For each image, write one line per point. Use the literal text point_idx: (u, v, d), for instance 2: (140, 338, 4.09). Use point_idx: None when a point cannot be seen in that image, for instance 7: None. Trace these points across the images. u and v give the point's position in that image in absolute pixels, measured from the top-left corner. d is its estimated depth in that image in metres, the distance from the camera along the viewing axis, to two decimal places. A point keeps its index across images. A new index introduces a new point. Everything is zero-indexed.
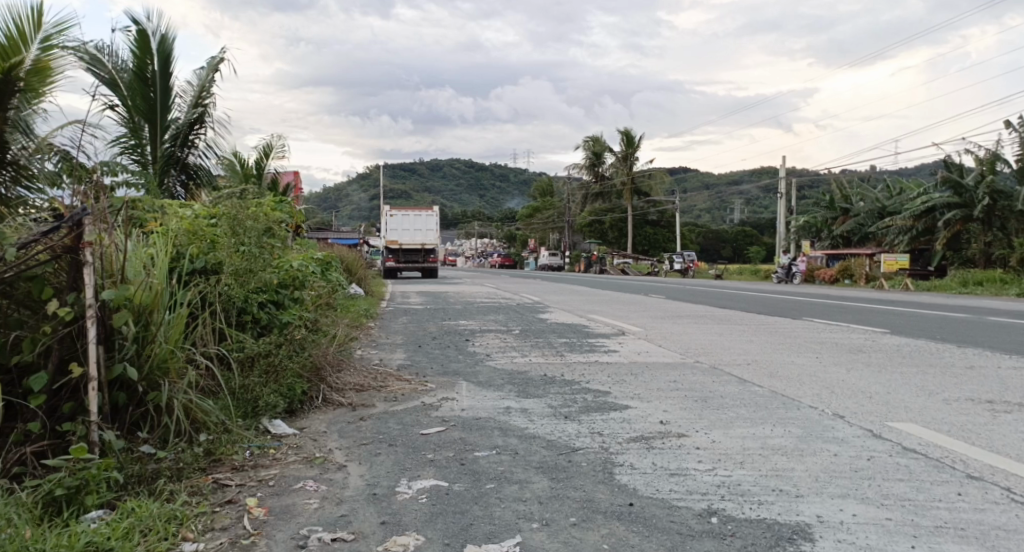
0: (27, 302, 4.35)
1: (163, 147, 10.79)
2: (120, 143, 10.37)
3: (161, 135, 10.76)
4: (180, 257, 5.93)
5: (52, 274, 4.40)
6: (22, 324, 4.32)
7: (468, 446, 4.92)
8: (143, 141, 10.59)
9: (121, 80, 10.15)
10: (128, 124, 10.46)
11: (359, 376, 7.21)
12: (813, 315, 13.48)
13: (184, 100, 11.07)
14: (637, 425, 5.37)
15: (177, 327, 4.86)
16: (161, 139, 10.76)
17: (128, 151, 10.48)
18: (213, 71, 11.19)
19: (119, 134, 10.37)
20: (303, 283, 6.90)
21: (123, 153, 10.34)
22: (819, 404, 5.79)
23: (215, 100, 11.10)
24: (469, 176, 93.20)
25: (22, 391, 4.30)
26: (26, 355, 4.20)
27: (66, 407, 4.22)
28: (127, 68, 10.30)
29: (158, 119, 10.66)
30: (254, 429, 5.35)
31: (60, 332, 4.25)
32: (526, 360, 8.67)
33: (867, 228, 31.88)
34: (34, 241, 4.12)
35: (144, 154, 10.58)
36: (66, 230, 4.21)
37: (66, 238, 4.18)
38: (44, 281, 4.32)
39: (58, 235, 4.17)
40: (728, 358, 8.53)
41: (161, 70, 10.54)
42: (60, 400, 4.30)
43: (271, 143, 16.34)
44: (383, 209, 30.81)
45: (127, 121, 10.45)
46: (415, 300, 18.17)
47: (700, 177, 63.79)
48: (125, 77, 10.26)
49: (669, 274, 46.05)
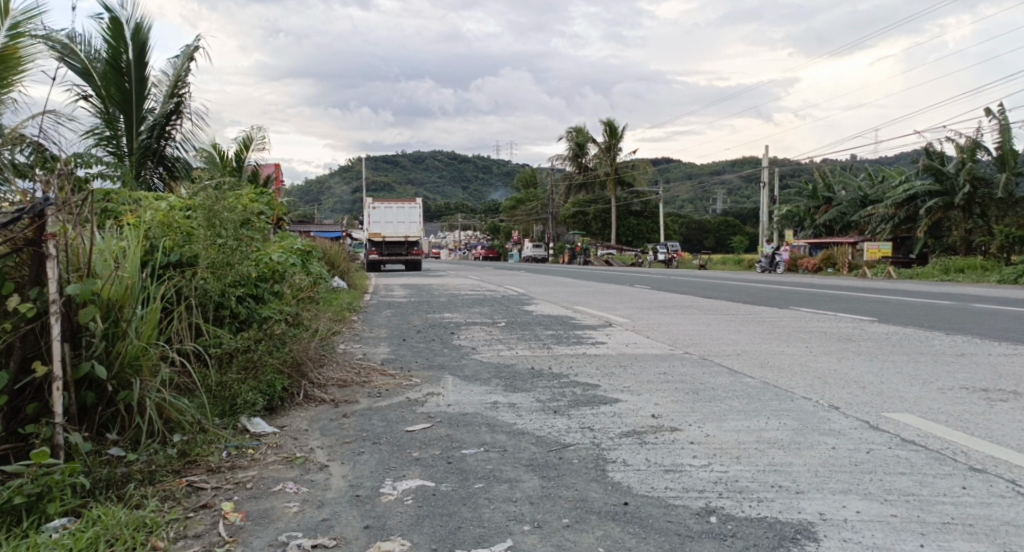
0: None
1: (140, 139, 10.47)
2: (95, 133, 10.11)
3: (137, 126, 10.48)
4: (153, 250, 5.72)
5: (13, 268, 4.14)
6: None
7: (455, 444, 4.75)
8: (119, 132, 10.35)
9: (93, 69, 9.90)
10: (103, 115, 10.23)
11: (341, 371, 7.03)
12: (799, 304, 13.41)
13: (160, 91, 10.70)
14: (627, 419, 5.23)
15: (149, 323, 4.63)
16: (137, 130, 10.46)
17: (103, 143, 10.21)
18: (189, 60, 10.77)
19: (94, 124, 10.12)
20: (283, 276, 6.69)
21: (98, 144, 10.05)
22: (813, 396, 5.67)
23: (191, 90, 10.69)
24: (452, 168, 92.84)
25: None
26: None
27: (29, 408, 3.99)
28: (101, 58, 10.04)
29: (134, 110, 10.39)
30: (231, 428, 5.16)
31: (22, 329, 3.99)
32: (513, 352, 8.50)
33: (850, 216, 31.97)
34: None
35: (120, 145, 10.32)
36: (27, 221, 3.96)
37: (28, 229, 3.92)
38: (4, 275, 4.06)
39: (19, 226, 3.91)
40: (717, 349, 8.42)
41: (136, 59, 10.25)
42: (22, 400, 4.07)
43: (252, 135, 16.04)
44: (365, 202, 30.54)
45: (101, 112, 10.21)
46: (399, 293, 17.96)
47: (683, 167, 63.85)
48: (98, 67, 10.00)
49: (652, 264, 46.05)
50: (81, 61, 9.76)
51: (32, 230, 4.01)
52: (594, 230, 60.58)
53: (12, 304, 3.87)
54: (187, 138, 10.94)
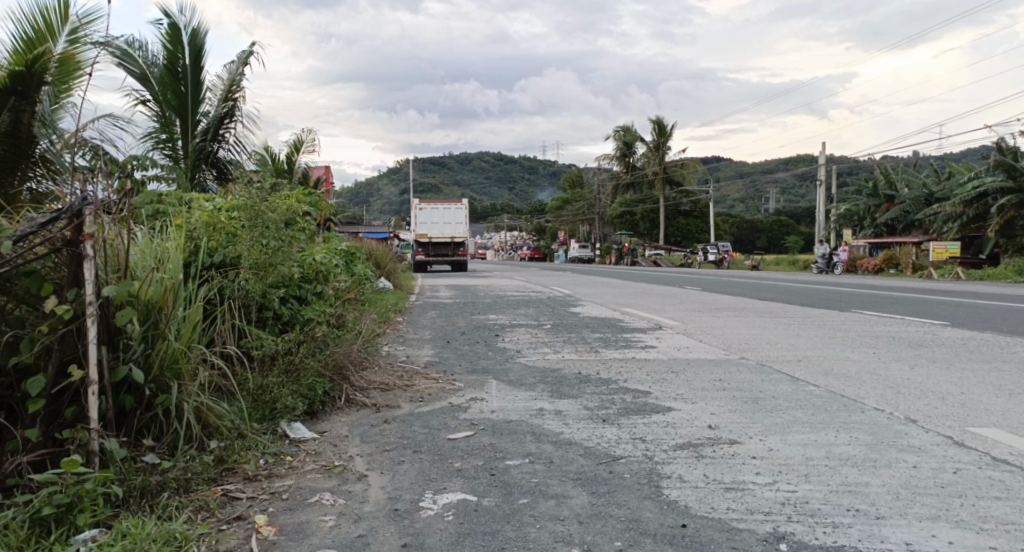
0: (27, 298, 3.95)
1: (194, 142, 10.46)
2: (152, 137, 10.14)
3: (192, 130, 10.46)
4: (197, 251, 5.59)
5: (51, 269, 4.03)
6: (23, 323, 3.93)
7: (499, 454, 4.50)
8: (175, 135, 10.33)
9: (151, 75, 9.92)
10: (160, 119, 10.20)
11: (384, 374, 6.85)
12: (862, 307, 12.90)
13: (215, 94, 10.71)
14: (682, 430, 4.93)
15: (189, 326, 4.50)
16: (191, 134, 10.42)
17: (161, 146, 10.20)
18: (244, 64, 10.75)
19: (151, 128, 10.13)
20: (326, 277, 6.52)
21: (155, 148, 10.03)
22: (885, 407, 5.30)
23: (245, 94, 10.67)
24: (498, 169, 92.97)
25: (21, 395, 3.93)
26: (25, 356, 3.82)
27: (67, 412, 3.86)
28: (158, 62, 10.05)
29: (189, 114, 10.35)
30: (270, 434, 4.99)
31: (59, 331, 3.86)
32: (560, 356, 8.22)
33: (912, 216, 30.88)
34: (31, 234, 3.75)
35: (176, 148, 10.34)
36: (65, 221, 3.84)
37: (65, 228, 3.81)
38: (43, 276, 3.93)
39: (56, 225, 3.79)
40: (776, 354, 8.02)
41: (192, 64, 10.22)
42: (60, 404, 3.95)
43: (301, 138, 16.05)
44: (413, 203, 30.58)
45: (158, 116, 10.18)
46: (445, 294, 17.83)
47: (734, 166, 62.82)
48: (155, 71, 10.01)
49: (703, 265, 45.19)
50: (139, 67, 9.77)
51: (69, 229, 3.89)
52: (642, 230, 59.91)
53: (49, 306, 3.76)
54: (239, 141, 10.92)
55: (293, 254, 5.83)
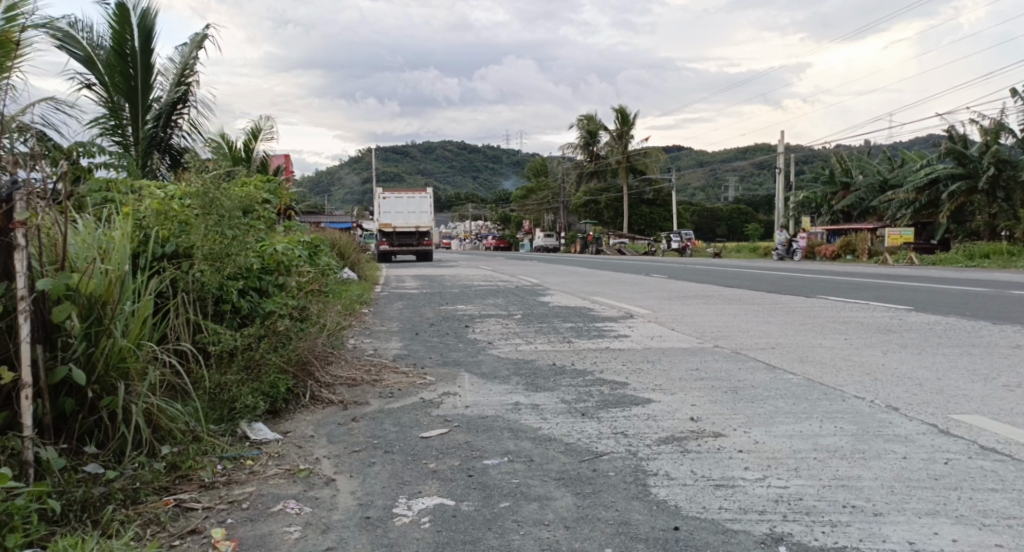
0: None
1: (145, 128, 10.00)
2: (99, 123, 9.63)
3: (143, 115, 10.00)
4: (147, 242, 5.27)
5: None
6: None
7: (476, 453, 4.28)
8: (124, 121, 9.86)
9: (97, 58, 9.55)
10: (108, 104, 9.76)
11: (350, 369, 6.58)
12: (828, 292, 12.91)
13: (167, 79, 10.26)
14: (663, 422, 4.76)
15: (137, 321, 4.20)
16: (142, 120, 9.97)
17: (108, 133, 9.73)
18: (197, 47, 10.32)
19: (98, 114, 9.64)
20: (288, 268, 6.24)
21: (103, 134, 9.58)
22: (866, 394, 5.19)
23: (199, 78, 10.23)
24: (462, 158, 92.49)
25: None
26: None
27: None
28: (105, 45, 9.63)
29: (139, 99, 9.91)
30: (229, 436, 4.71)
31: None
32: (532, 347, 8.01)
33: (868, 202, 31.28)
34: None
35: (125, 135, 9.86)
36: None
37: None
38: None
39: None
40: (750, 342, 7.91)
41: (142, 47, 9.77)
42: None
43: (259, 125, 15.59)
44: (375, 192, 30.17)
45: (106, 101, 9.75)
46: (411, 284, 17.55)
47: (695, 155, 63.18)
48: (102, 54, 9.59)
49: (665, 253, 45.40)
50: (82, 49, 9.36)
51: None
52: (607, 219, 60.07)
53: None
54: (194, 127, 10.47)
55: (249, 244, 5.53)
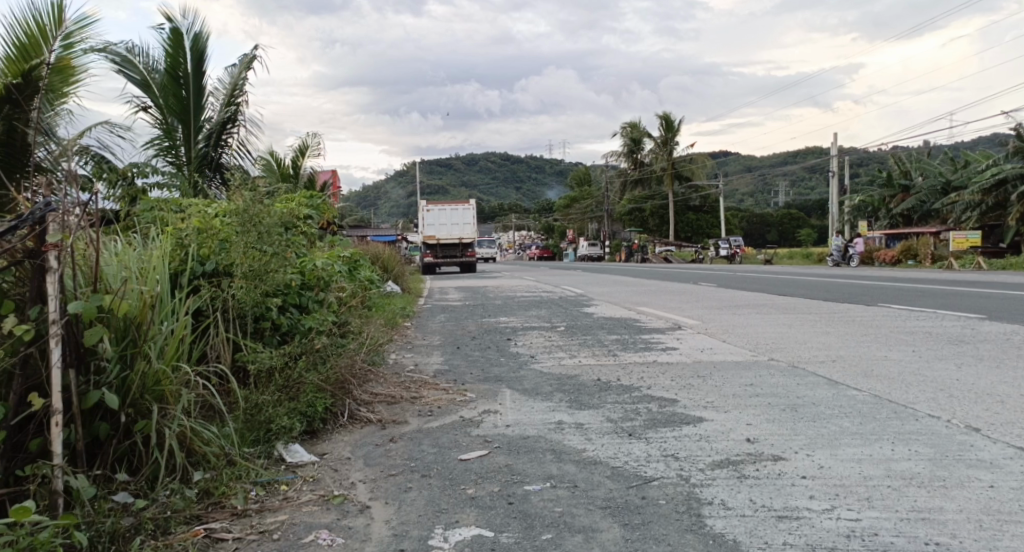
0: None
1: (197, 148, 10.01)
2: (154, 144, 9.69)
3: (195, 136, 10.01)
4: (187, 261, 5.18)
5: (13, 284, 3.59)
6: None
7: (516, 478, 4.04)
8: (177, 142, 9.89)
9: (153, 81, 9.58)
10: (162, 125, 9.79)
11: (390, 386, 6.39)
12: (890, 300, 12.34)
13: (218, 100, 10.26)
14: (718, 445, 4.47)
15: (174, 342, 4.07)
16: (194, 140, 9.98)
17: (162, 154, 9.78)
18: (246, 68, 10.34)
19: (152, 135, 9.70)
20: (328, 283, 6.14)
21: (157, 155, 9.61)
22: (941, 413, 4.86)
23: (248, 98, 10.16)
24: (505, 169, 92.58)
25: None
26: None
27: (32, 445, 3.45)
28: (160, 69, 9.70)
29: (192, 120, 9.94)
30: (265, 458, 4.50)
31: (21, 353, 3.42)
32: (576, 361, 7.72)
33: (931, 205, 30.21)
34: None
35: (179, 156, 9.86)
36: (26, 229, 3.38)
37: (26, 237, 3.35)
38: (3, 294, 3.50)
39: (16, 234, 3.33)
40: (807, 354, 7.53)
41: (194, 69, 9.83)
42: (24, 436, 3.53)
43: (306, 142, 15.64)
44: (420, 205, 30.19)
45: (160, 122, 9.78)
46: (454, 296, 17.39)
47: (743, 161, 62.14)
48: (157, 78, 9.66)
49: (714, 261, 44.60)
50: (139, 73, 9.41)
51: (31, 238, 3.44)
52: (653, 227, 59.35)
53: (7, 327, 3.32)
54: (243, 146, 10.44)
55: (288, 261, 5.42)
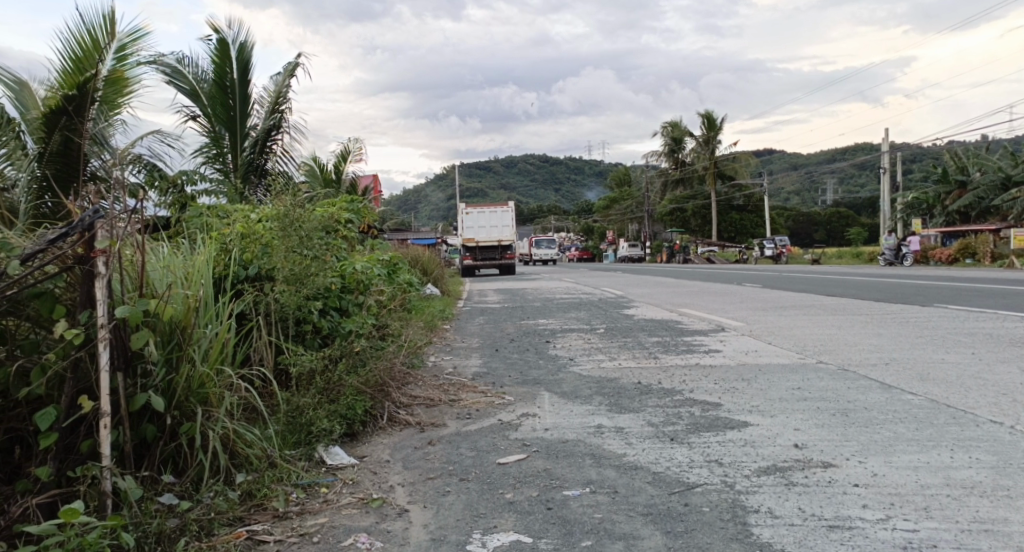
0: (39, 322, 3.53)
1: (243, 155, 10.10)
2: (202, 152, 9.84)
3: (241, 143, 10.11)
4: (230, 265, 5.19)
5: (64, 289, 3.55)
6: (39, 347, 3.52)
7: (555, 483, 3.95)
8: (225, 149, 9.96)
9: (201, 91, 9.80)
10: (209, 134, 9.90)
11: (428, 389, 6.34)
12: (944, 300, 12.01)
13: (262, 108, 10.38)
14: (764, 450, 4.34)
15: (218, 345, 4.06)
16: (241, 147, 10.06)
17: (211, 161, 9.90)
18: (289, 75, 10.45)
19: (201, 144, 9.84)
20: (367, 286, 6.12)
21: (205, 163, 9.73)
22: (1003, 419, 4.76)
23: (292, 106, 10.37)
24: (544, 171, 92.45)
25: (36, 428, 3.52)
26: (36, 386, 3.41)
27: (83, 447, 3.46)
28: (208, 78, 9.87)
29: (238, 127, 10.03)
30: (306, 461, 4.46)
31: (71, 357, 3.41)
32: (616, 364, 7.61)
33: (991, 201, 29.30)
34: (40, 253, 3.25)
35: (226, 163, 9.96)
36: (76, 235, 3.35)
37: (76, 244, 3.32)
38: (54, 298, 3.47)
39: (66, 240, 3.31)
40: (858, 357, 7.31)
41: (240, 78, 9.93)
42: (76, 438, 3.54)
43: (347, 146, 15.74)
44: (460, 207, 30.24)
45: (208, 131, 9.91)
46: (493, 298, 17.36)
47: (786, 159, 61.14)
48: (205, 87, 9.83)
49: (758, 261, 43.86)
50: (188, 83, 9.65)
51: (81, 245, 3.41)
52: (695, 227, 58.68)
53: (58, 331, 3.30)
54: (287, 153, 10.54)
55: (328, 264, 5.41)
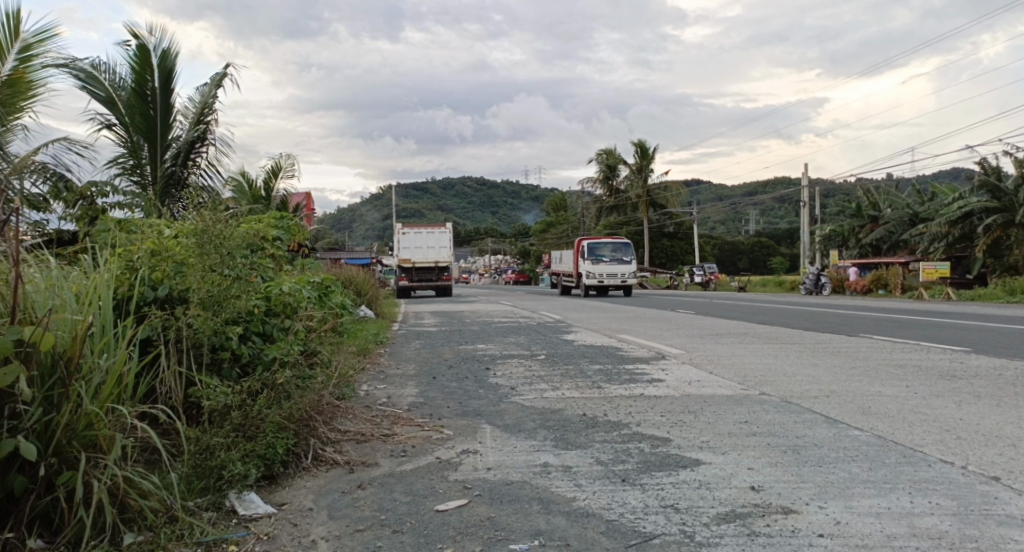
0: None
1: (164, 167, 9.50)
2: (118, 163, 9.23)
3: (162, 155, 9.53)
4: (137, 286, 4.73)
5: None
6: None
7: (500, 534, 3.61)
8: (142, 161, 9.43)
9: (118, 99, 9.18)
10: (126, 144, 9.33)
11: (359, 422, 5.92)
12: (870, 330, 12.16)
13: (186, 119, 9.80)
14: (722, 494, 4.08)
15: (111, 381, 3.57)
16: (161, 158, 9.49)
17: (127, 173, 9.31)
18: (217, 86, 9.89)
19: (116, 154, 9.26)
20: (295, 309, 5.69)
21: (120, 175, 9.14)
22: (953, 458, 4.63)
23: (218, 118, 9.78)
24: (481, 193, 92.53)
25: None
26: None
27: None
28: (126, 86, 9.27)
29: (158, 138, 9.44)
30: (213, 511, 3.99)
31: None
32: (559, 394, 7.29)
33: (899, 235, 30.37)
34: None
35: (144, 175, 9.42)
36: None
37: None
38: None
39: None
40: (799, 389, 7.16)
41: (162, 87, 9.36)
42: None
43: (280, 162, 15.17)
44: (395, 228, 29.70)
45: (125, 141, 9.31)
46: (429, 321, 16.90)
47: (715, 189, 62.57)
48: (123, 95, 9.22)
49: (689, 287, 44.52)
50: (104, 90, 9.05)
51: None
52: None
53: None
54: (213, 166, 9.98)
55: (250, 286, 4.99)
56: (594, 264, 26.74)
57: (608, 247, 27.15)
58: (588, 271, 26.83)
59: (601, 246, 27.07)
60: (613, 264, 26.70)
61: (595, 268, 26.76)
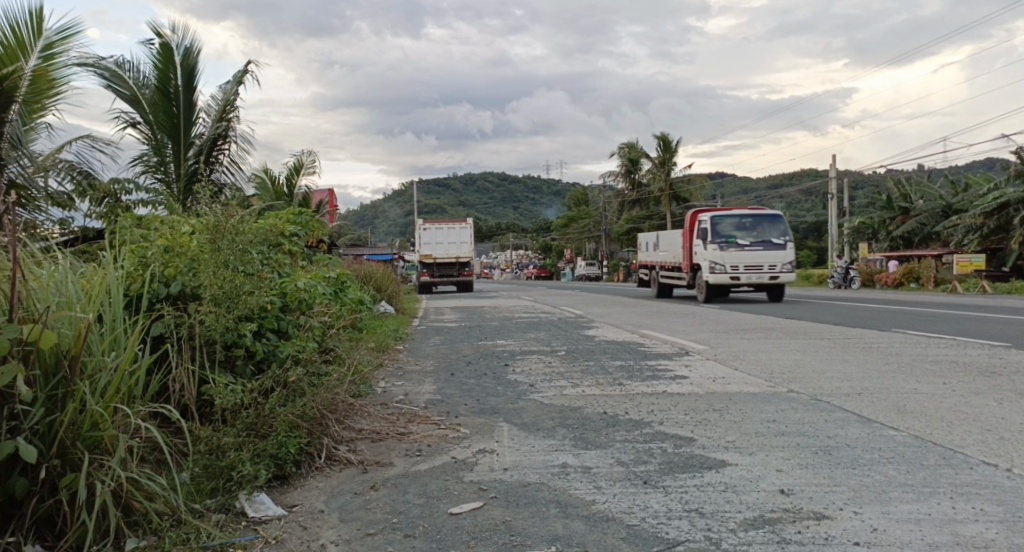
0: None
1: (188, 164, 9.44)
2: (142, 161, 9.18)
3: (185, 151, 9.43)
4: (149, 283, 4.61)
5: None
6: None
7: (516, 540, 3.44)
8: (167, 158, 9.37)
9: (143, 97, 9.10)
10: (150, 142, 9.27)
11: (375, 420, 5.78)
12: (902, 325, 11.82)
13: (208, 117, 9.74)
14: (751, 498, 3.88)
15: (117, 380, 3.44)
16: (185, 156, 9.42)
17: (151, 170, 9.27)
18: (239, 83, 9.83)
19: (141, 152, 9.21)
20: (310, 305, 5.56)
21: (144, 172, 9.13)
22: (995, 460, 4.40)
23: (240, 115, 9.74)
24: (503, 189, 92.35)
25: None
26: None
27: None
28: (150, 84, 9.23)
29: (182, 136, 9.37)
30: (222, 514, 3.86)
31: None
32: (579, 392, 7.11)
33: (930, 228, 29.72)
34: None
35: (168, 173, 9.37)
36: None
37: None
38: None
39: None
40: (829, 386, 6.92)
41: (185, 85, 9.30)
42: None
43: (301, 158, 15.12)
44: (417, 224, 29.60)
45: (150, 139, 9.26)
46: (449, 317, 16.79)
47: (740, 182, 61.87)
48: (147, 93, 9.16)
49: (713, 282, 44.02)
50: (129, 88, 8.98)
51: None
52: None
53: None
54: (234, 164, 9.92)
55: (263, 282, 4.86)
56: (723, 251, 17.97)
57: (739, 223, 18.23)
58: (715, 260, 18.04)
59: (727, 222, 18.30)
60: (755, 249, 17.93)
61: (725, 256, 17.91)
